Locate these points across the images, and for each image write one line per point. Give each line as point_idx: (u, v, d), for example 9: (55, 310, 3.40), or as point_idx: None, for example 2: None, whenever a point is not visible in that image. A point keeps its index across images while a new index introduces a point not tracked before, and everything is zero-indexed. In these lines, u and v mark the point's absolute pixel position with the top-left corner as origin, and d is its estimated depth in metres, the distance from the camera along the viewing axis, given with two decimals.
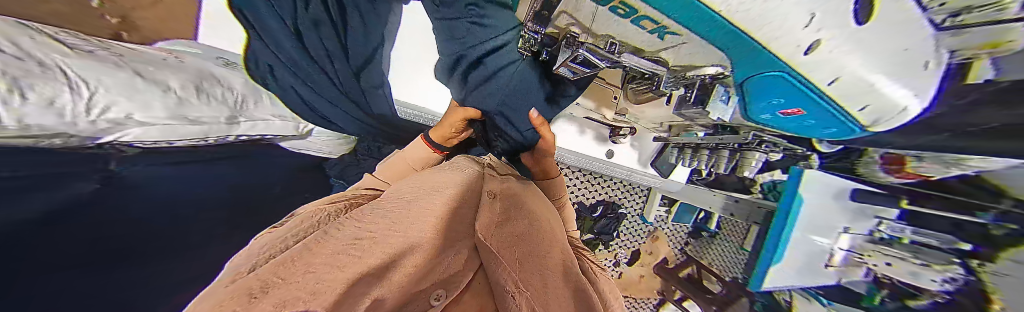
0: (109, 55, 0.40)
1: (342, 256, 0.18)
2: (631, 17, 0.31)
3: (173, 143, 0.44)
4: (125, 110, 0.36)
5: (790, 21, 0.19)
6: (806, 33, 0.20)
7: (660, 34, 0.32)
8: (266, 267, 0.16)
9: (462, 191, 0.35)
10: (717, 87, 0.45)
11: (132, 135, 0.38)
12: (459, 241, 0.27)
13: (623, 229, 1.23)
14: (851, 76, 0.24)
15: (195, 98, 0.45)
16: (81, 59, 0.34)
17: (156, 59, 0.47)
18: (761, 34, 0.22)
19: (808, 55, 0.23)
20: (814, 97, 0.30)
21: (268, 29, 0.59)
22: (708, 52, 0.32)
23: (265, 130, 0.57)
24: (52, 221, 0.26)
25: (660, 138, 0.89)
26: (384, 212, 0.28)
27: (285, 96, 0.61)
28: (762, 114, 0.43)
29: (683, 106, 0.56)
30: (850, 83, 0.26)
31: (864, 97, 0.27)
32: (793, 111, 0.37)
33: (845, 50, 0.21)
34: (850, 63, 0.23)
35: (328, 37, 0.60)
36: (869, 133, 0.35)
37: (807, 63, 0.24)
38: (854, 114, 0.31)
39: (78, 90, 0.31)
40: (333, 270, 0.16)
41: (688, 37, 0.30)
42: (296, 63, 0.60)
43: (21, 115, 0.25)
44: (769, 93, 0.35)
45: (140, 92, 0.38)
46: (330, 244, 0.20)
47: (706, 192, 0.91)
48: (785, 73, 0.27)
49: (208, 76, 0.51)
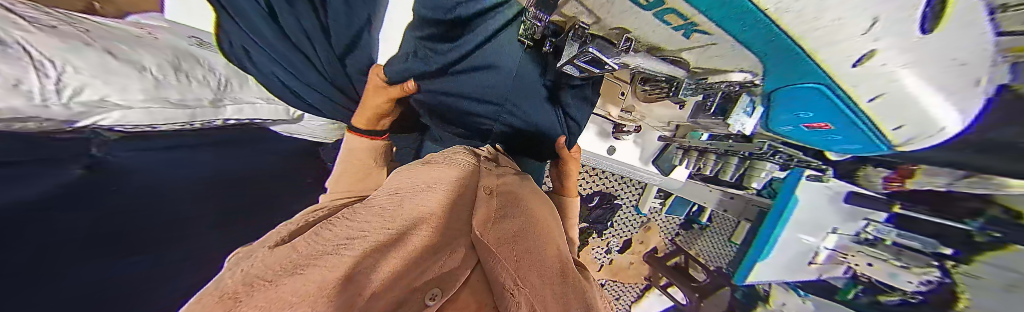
0: (74, 30, 0.37)
1: (330, 257, 0.16)
2: (656, 9, 0.27)
3: (156, 127, 0.42)
4: (100, 92, 0.34)
5: (849, 26, 0.17)
6: (863, 40, 0.19)
7: (687, 31, 0.29)
8: (246, 271, 0.13)
9: (461, 187, 0.33)
10: (743, 96, 0.42)
11: (112, 119, 0.36)
12: (457, 238, 0.24)
13: (616, 219, 1.25)
14: (893, 92, 0.23)
15: (175, 80, 0.43)
16: (40, 34, 0.31)
17: (128, 36, 0.44)
18: (810, 42, 0.21)
19: (857, 65, 0.22)
20: (852, 111, 0.29)
21: (237, 6, 0.53)
22: (737, 56, 0.30)
23: (254, 114, 0.54)
24: (18, 211, 0.25)
25: (665, 138, 0.84)
26: (382, 210, 0.26)
27: (268, 83, 0.57)
28: (785, 126, 0.43)
29: (700, 113, 0.57)
30: (892, 101, 0.25)
31: (905, 114, 0.26)
32: (820, 125, 0.36)
33: (898, 64, 0.20)
34: (899, 79, 0.22)
35: (306, 18, 0.55)
36: (895, 149, 0.34)
37: (854, 72, 0.23)
38: (887, 133, 0.30)
39: (45, 69, 0.29)
40: (320, 270, 0.14)
41: (720, 37, 0.27)
42: (275, 49, 0.55)
43: None
44: (797, 100, 0.33)
45: (115, 73, 0.36)
46: (315, 245, 0.18)
47: (704, 187, 0.89)
48: (823, 85, 0.27)
49: (186, 55, 0.47)
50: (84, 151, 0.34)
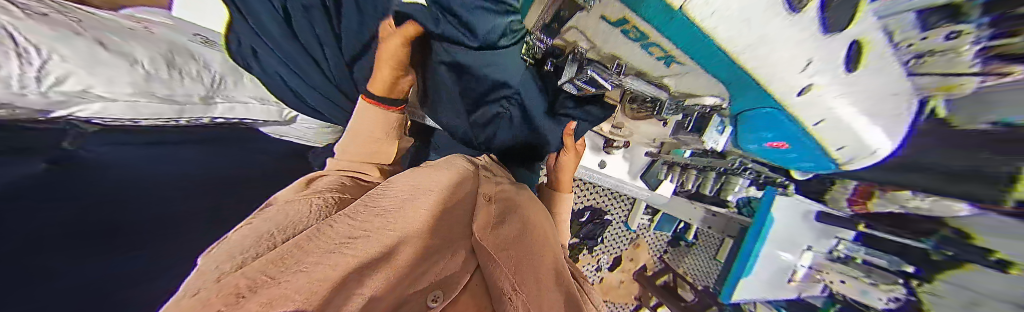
0: (66, 18, 0.36)
1: (334, 255, 0.16)
2: (642, 42, 0.30)
3: (139, 121, 0.40)
4: (84, 83, 0.33)
5: (791, 64, 0.20)
6: (801, 76, 0.22)
7: (667, 61, 0.32)
8: (255, 264, 0.14)
9: (461, 192, 0.34)
10: (714, 116, 0.47)
11: (92, 111, 0.35)
12: (457, 241, 0.26)
13: (607, 235, 1.25)
14: (832, 119, 0.27)
15: (168, 75, 0.42)
16: (31, 20, 0.30)
17: (123, 28, 0.43)
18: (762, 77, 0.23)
19: (800, 96, 0.25)
20: (804, 138, 0.32)
21: None
22: (706, 83, 0.33)
23: (245, 113, 0.53)
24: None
25: (652, 153, 0.88)
26: (383, 205, 0.26)
27: (270, 83, 0.57)
28: (752, 144, 0.43)
29: (679, 131, 0.60)
30: (832, 124, 0.27)
31: (846, 138, 0.29)
32: (777, 144, 0.37)
33: (833, 93, 0.23)
34: (835, 106, 0.25)
35: (320, 25, 0.53)
36: (843, 169, 0.38)
37: (798, 104, 0.26)
38: (832, 153, 0.33)
39: (25, 56, 0.28)
40: (328, 269, 0.14)
41: (693, 67, 0.30)
42: (284, 51, 0.54)
43: None
44: (754, 129, 0.37)
45: (104, 64, 0.35)
46: (322, 242, 0.18)
47: (688, 204, 0.93)
48: (775, 111, 0.29)
49: (182, 50, 0.46)
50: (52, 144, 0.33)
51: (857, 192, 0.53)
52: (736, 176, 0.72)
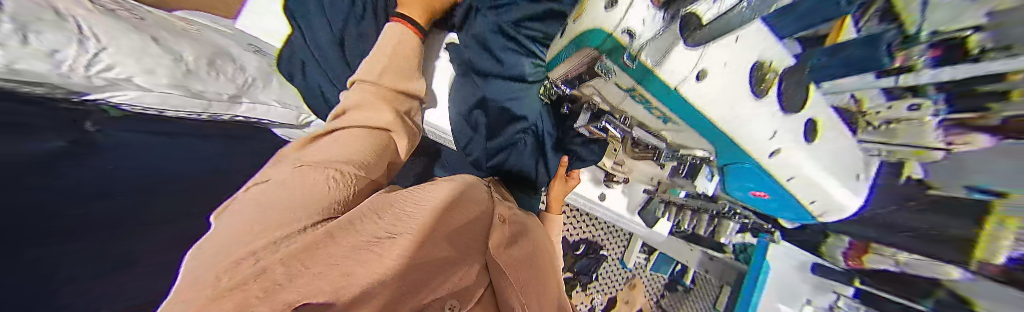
0: (129, 16, 0.41)
1: (361, 252, 0.19)
2: (645, 105, 0.34)
3: (165, 112, 0.42)
4: (128, 72, 0.35)
5: (763, 129, 0.23)
6: (771, 139, 0.24)
7: (663, 119, 0.35)
8: (289, 251, 0.17)
9: (480, 207, 0.36)
10: (705, 167, 0.50)
11: (127, 97, 0.36)
12: (473, 256, 0.29)
13: (602, 271, 1.20)
14: (802, 176, 0.28)
15: (204, 72, 0.45)
16: (100, 16, 0.35)
17: (176, 28, 0.48)
18: (742, 138, 0.25)
19: (773, 158, 0.26)
20: (784, 195, 0.33)
21: (310, 25, 0.62)
22: (695, 140, 0.35)
23: (265, 114, 0.56)
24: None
25: (649, 191, 0.88)
26: (415, 204, 0.28)
27: (308, 91, 0.63)
28: (736, 192, 0.42)
29: (676, 175, 0.63)
30: (802, 181, 0.29)
31: (815, 193, 0.30)
32: (760, 194, 0.37)
33: (802, 158, 0.26)
34: (805, 166, 0.27)
35: (364, 47, 0.63)
36: (822, 221, 0.38)
37: (777, 164, 0.27)
38: (807, 206, 0.34)
39: (86, 45, 0.31)
40: (354, 270, 0.17)
41: (684, 127, 0.33)
42: (328, 62, 0.63)
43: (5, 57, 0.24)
44: (735, 184, 0.38)
45: (151, 56, 0.38)
46: (352, 236, 0.20)
47: (684, 245, 0.94)
48: (751, 166, 0.29)
49: (223, 53, 0.52)
50: (72, 124, 0.33)
51: (851, 245, 0.48)
52: (727, 221, 0.72)
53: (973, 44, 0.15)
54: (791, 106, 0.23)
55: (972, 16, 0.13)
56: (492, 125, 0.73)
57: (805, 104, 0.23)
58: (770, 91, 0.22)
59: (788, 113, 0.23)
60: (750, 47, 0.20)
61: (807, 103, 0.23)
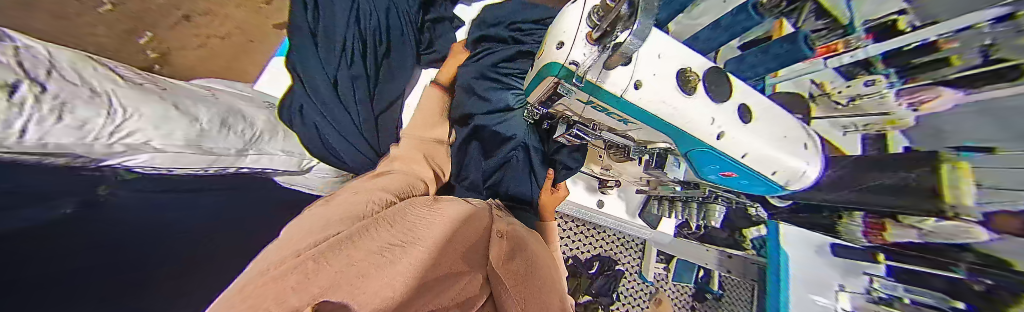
0: (153, 88, 0.47)
1: (378, 254, 0.21)
2: (607, 113, 0.37)
3: (173, 171, 0.45)
4: (147, 137, 0.39)
5: (707, 116, 0.32)
6: (716, 125, 0.32)
7: (624, 121, 0.38)
8: (311, 253, 0.19)
9: (479, 225, 0.38)
10: (671, 156, 0.54)
11: (139, 160, 0.39)
12: (480, 267, 0.30)
13: (622, 290, 1.10)
14: (754, 153, 0.34)
15: (216, 131, 0.49)
16: (128, 90, 0.40)
17: (195, 95, 0.54)
18: (688, 128, 0.33)
19: (720, 139, 0.33)
20: (748, 171, 0.36)
21: (308, 76, 0.75)
22: (653, 134, 0.39)
23: (269, 163, 0.60)
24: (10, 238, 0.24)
25: (642, 191, 0.89)
26: (420, 223, 0.31)
27: (304, 132, 0.69)
28: (708, 176, 0.43)
29: (649, 166, 0.62)
30: (755, 156, 0.34)
31: (770, 164, 0.35)
32: (726, 174, 0.39)
33: (741, 135, 0.33)
34: (749, 139, 0.33)
35: (360, 88, 0.78)
36: (793, 190, 0.40)
37: (724, 144, 0.33)
38: (772, 179, 0.37)
39: (114, 116, 0.35)
40: (372, 266, 0.19)
41: (641, 125, 0.37)
42: (325, 105, 0.74)
43: (43, 132, 0.27)
44: (703, 169, 0.40)
45: (171, 121, 0.43)
46: (366, 243, 0.23)
47: (700, 248, 0.90)
48: (710, 150, 0.34)
49: (236, 113, 0.57)
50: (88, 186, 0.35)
51: (868, 225, 0.51)
52: (714, 203, 0.67)
53: (903, 26, 0.42)
54: (718, 97, 0.33)
55: (892, 8, 0.42)
56: (483, 148, 0.77)
57: (729, 95, 0.33)
58: (696, 89, 0.32)
59: (718, 102, 0.32)
60: (671, 62, 0.32)
61: (731, 94, 0.34)
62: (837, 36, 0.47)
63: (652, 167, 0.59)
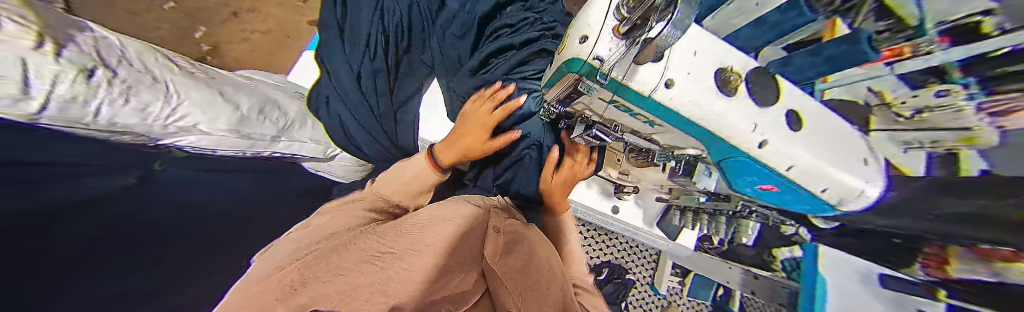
0: (203, 77, 0.51)
1: (363, 271, 0.20)
2: (631, 113, 0.36)
3: (216, 152, 0.50)
4: (195, 120, 0.43)
5: (741, 124, 0.29)
6: (753, 133, 0.29)
7: (650, 124, 0.37)
8: (292, 279, 0.19)
9: (475, 224, 0.37)
10: (701, 164, 0.54)
11: (186, 142, 0.44)
12: (472, 265, 0.30)
13: (632, 301, 1.04)
14: (803, 164, 0.30)
15: (255, 117, 0.54)
16: (183, 78, 0.45)
17: (236, 84, 0.59)
18: (721, 131, 0.29)
19: (759, 146, 0.30)
20: (793, 187, 0.34)
21: (335, 68, 0.78)
22: (684, 139, 0.37)
23: (298, 150, 0.64)
24: (65, 209, 0.29)
25: (663, 199, 0.85)
26: (405, 236, 0.30)
27: (329, 122, 0.74)
28: (744, 188, 0.40)
29: (675, 175, 0.62)
30: (802, 166, 0.30)
31: (816, 178, 0.31)
32: (766, 187, 0.37)
33: (781, 146, 0.29)
34: (792, 148, 0.30)
35: (380, 81, 0.80)
36: (844, 212, 0.36)
37: (759, 154, 0.30)
38: (818, 195, 0.33)
39: (169, 101, 0.39)
40: (348, 281, 0.18)
41: (669, 128, 0.35)
42: (347, 97, 0.77)
43: (110, 114, 0.31)
44: (739, 181, 0.38)
45: (216, 107, 0.46)
46: (348, 262, 0.22)
47: (722, 264, 0.87)
48: (746, 159, 0.31)
49: (271, 103, 0.61)
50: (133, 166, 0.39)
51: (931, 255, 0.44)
52: (746, 219, 0.62)
53: None
54: (764, 101, 0.30)
55: None
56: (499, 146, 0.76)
57: (776, 99, 0.30)
58: (738, 91, 0.29)
59: (762, 107, 0.29)
60: (709, 60, 0.29)
61: (778, 98, 0.30)
62: (904, 39, 0.38)
63: (680, 175, 0.59)
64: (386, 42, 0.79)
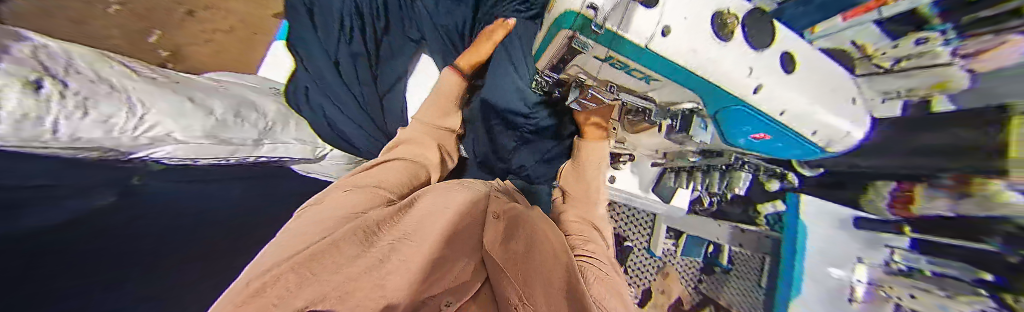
0: (165, 81, 0.47)
1: (363, 258, 0.20)
2: (627, 70, 0.35)
3: (197, 161, 0.48)
4: (167, 129, 0.41)
5: (739, 70, 0.29)
6: (751, 78, 0.29)
7: (647, 80, 0.36)
8: (299, 257, 0.19)
9: (473, 210, 0.37)
10: (696, 118, 0.49)
11: (163, 152, 0.41)
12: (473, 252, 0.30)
13: (630, 264, 1.09)
14: (794, 108, 0.31)
15: (232, 122, 0.51)
16: (144, 84, 0.42)
17: (206, 87, 0.55)
18: (719, 80, 0.29)
19: (755, 93, 0.30)
20: (786, 133, 0.34)
21: (311, 58, 0.74)
22: (682, 93, 0.36)
23: (285, 153, 0.61)
24: (42, 232, 0.27)
25: (659, 163, 0.89)
26: (407, 222, 0.30)
27: (311, 113, 0.71)
28: (738, 139, 0.40)
29: (671, 131, 0.57)
30: (794, 108, 0.31)
31: (807, 118, 0.32)
32: (759, 136, 0.37)
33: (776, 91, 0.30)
34: (785, 93, 0.31)
35: (361, 66, 0.77)
36: (831, 152, 0.39)
37: (756, 100, 0.31)
38: (808, 137, 0.35)
39: (134, 110, 0.37)
40: (351, 269, 0.18)
41: (667, 82, 0.34)
42: (330, 87, 0.75)
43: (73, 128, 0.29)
44: (734, 132, 0.38)
45: (187, 116, 0.44)
46: (348, 246, 0.22)
47: (711, 222, 0.90)
48: (744, 106, 0.31)
49: (247, 104, 0.58)
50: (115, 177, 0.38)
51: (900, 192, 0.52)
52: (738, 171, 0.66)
53: None
54: (758, 44, 0.30)
55: None
56: (496, 123, 0.78)
57: (771, 42, 0.30)
58: (734, 34, 0.28)
59: (757, 50, 0.30)
60: (704, 6, 0.28)
61: (772, 41, 0.31)
62: None
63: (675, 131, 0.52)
64: (361, 20, 0.76)
